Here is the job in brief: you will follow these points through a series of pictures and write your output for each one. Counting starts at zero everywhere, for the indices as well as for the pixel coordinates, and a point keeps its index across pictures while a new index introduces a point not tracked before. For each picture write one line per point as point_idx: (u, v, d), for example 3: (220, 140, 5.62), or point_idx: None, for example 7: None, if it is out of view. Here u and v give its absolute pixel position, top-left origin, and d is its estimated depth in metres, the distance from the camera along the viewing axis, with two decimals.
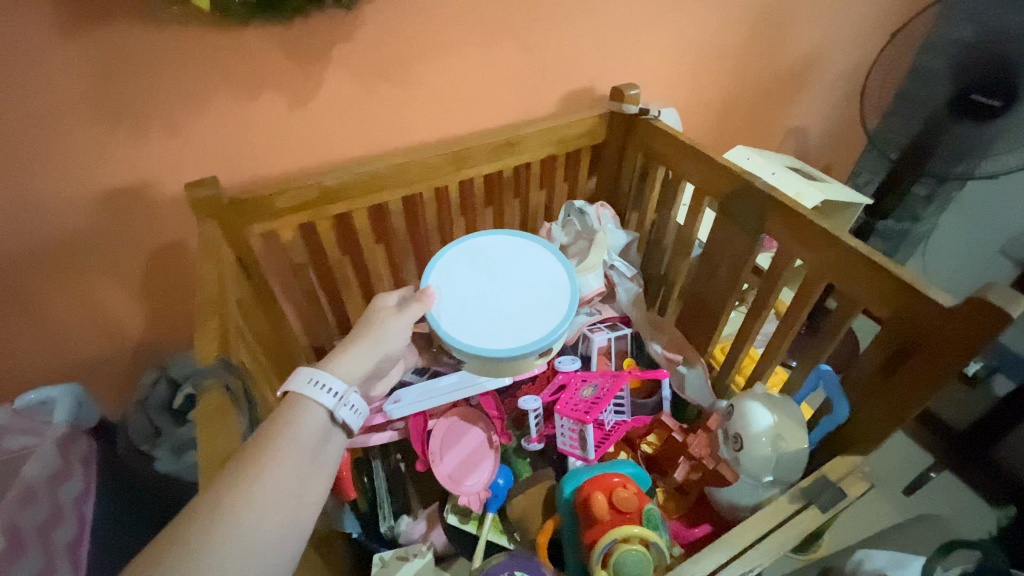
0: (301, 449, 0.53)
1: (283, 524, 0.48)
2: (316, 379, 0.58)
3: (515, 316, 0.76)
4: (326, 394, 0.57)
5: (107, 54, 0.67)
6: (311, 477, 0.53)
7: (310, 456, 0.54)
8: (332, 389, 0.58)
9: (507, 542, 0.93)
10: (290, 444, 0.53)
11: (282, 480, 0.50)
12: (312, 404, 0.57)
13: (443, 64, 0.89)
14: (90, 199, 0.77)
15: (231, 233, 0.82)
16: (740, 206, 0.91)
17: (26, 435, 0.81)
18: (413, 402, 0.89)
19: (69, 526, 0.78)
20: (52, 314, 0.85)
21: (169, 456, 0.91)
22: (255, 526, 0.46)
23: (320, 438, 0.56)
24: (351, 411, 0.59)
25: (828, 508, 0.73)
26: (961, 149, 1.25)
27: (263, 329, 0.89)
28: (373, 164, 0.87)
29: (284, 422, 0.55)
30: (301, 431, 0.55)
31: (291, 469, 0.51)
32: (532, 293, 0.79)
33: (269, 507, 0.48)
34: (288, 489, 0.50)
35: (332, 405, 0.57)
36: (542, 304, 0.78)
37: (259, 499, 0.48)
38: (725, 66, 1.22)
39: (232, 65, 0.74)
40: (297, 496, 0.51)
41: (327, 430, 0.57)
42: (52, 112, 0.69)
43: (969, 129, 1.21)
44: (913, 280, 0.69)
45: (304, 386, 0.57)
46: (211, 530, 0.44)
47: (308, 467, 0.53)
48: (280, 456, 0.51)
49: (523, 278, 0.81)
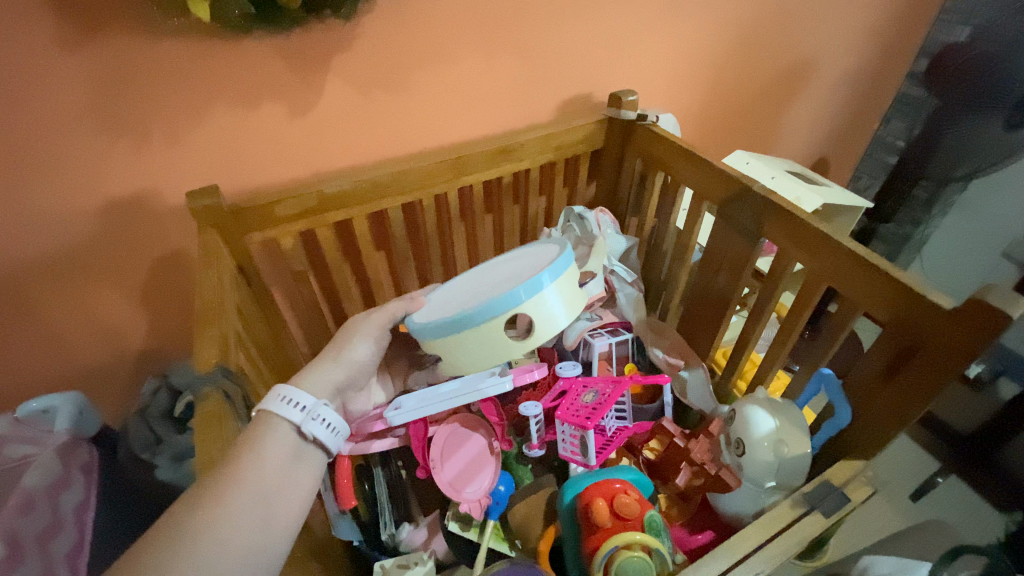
0: (272, 467, 0.54)
1: (254, 541, 0.48)
2: (287, 396, 0.59)
3: (480, 295, 0.77)
4: (293, 408, 0.58)
5: (107, 66, 0.68)
6: (284, 494, 0.53)
7: (282, 474, 0.54)
8: (298, 404, 0.59)
9: (507, 550, 0.94)
10: (256, 461, 0.53)
11: (251, 496, 0.50)
12: (280, 420, 0.57)
13: (441, 73, 0.89)
14: (89, 209, 0.78)
15: (231, 242, 0.82)
16: (739, 211, 0.91)
17: (28, 444, 0.80)
18: (414, 409, 0.86)
19: (68, 536, 0.78)
20: (54, 322, 0.85)
21: (170, 463, 0.90)
22: (224, 542, 0.46)
23: (289, 454, 0.56)
24: (320, 425, 0.59)
25: (830, 513, 0.72)
26: (978, 148, 1.30)
27: (262, 338, 0.90)
28: (372, 171, 0.87)
29: (254, 440, 0.55)
30: (272, 449, 0.55)
31: (261, 485, 0.51)
32: (518, 273, 0.78)
33: (237, 524, 0.48)
34: (258, 506, 0.50)
35: (298, 420, 0.58)
36: (518, 280, 0.76)
37: (228, 515, 0.48)
38: (724, 70, 1.22)
39: (230, 75, 0.75)
40: (267, 513, 0.50)
41: (298, 447, 0.58)
42: (54, 122, 0.70)
43: (975, 123, 1.27)
44: (913, 284, 0.69)
45: (272, 401, 0.58)
46: (178, 545, 0.44)
47: (279, 484, 0.53)
48: (249, 473, 0.52)
49: (511, 266, 0.82)
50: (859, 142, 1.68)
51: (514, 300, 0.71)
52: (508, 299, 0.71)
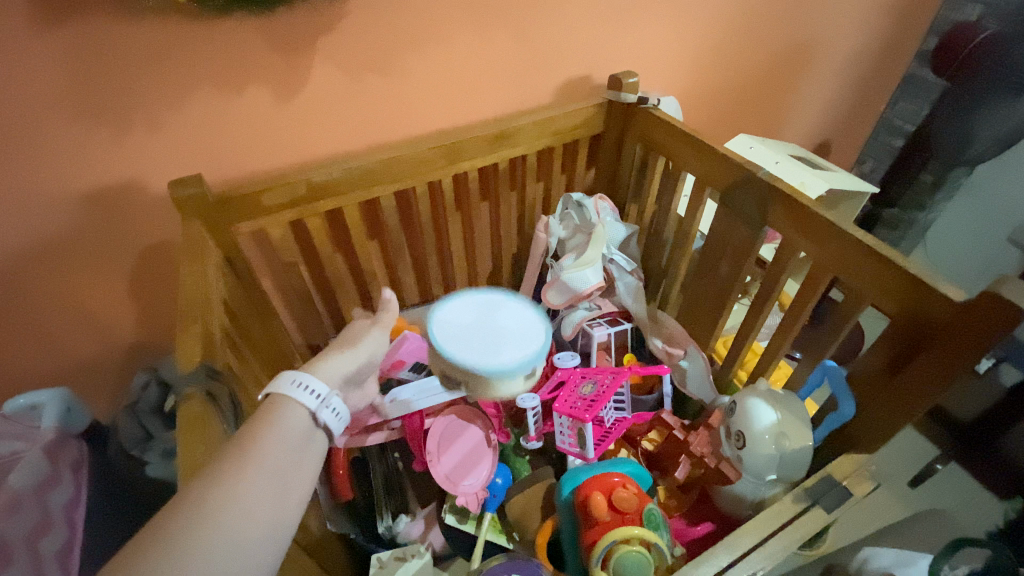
0: (284, 454, 0.48)
1: (264, 536, 0.43)
2: (300, 380, 0.52)
3: (488, 338, 0.68)
4: (309, 395, 0.51)
5: (82, 50, 0.65)
6: (298, 479, 0.48)
7: (295, 460, 0.48)
8: (315, 390, 0.52)
9: (507, 542, 0.94)
10: (269, 448, 0.47)
11: (265, 482, 0.45)
12: (293, 405, 0.51)
13: (434, 54, 0.86)
14: (70, 202, 0.75)
15: (218, 233, 0.80)
16: (742, 197, 0.88)
17: (17, 440, 0.78)
18: (409, 402, 0.86)
19: (58, 534, 0.77)
20: (40, 316, 0.83)
21: (160, 460, 0.86)
22: (236, 531, 0.42)
23: (303, 440, 0.50)
24: (335, 417, 0.53)
25: (833, 508, 0.71)
26: (1005, 131, 1.25)
27: (253, 332, 0.88)
28: (362, 158, 0.84)
29: (265, 422, 0.49)
30: (284, 434, 0.49)
31: (272, 474, 0.46)
32: (524, 330, 0.69)
33: (250, 511, 0.43)
34: (272, 493, 0.45)
35: (314, 407, 0.51)
36: (528, 340, 0.68)
37: (240, 501, 0.43)
38: (727, 49, 1.18)
39: (212, 58, 0.72)
40: (280, 504, 0.45)
41: (313, 431, 0.51)
42: (27, 110, 0.66)
43: (1000, 108, 1.21)
44: (922, 275, 0.66)
45: (283, 385, 0.52)
46: (178, 547, 0.39)
47: (293, 469, 0.48)
48: (264, 458, 0.46)
49: (512, 309, 0.72)
50: (865, 124, 1.64)
51: (520, 371, 0.66)
52: (517, 364, 0.66)
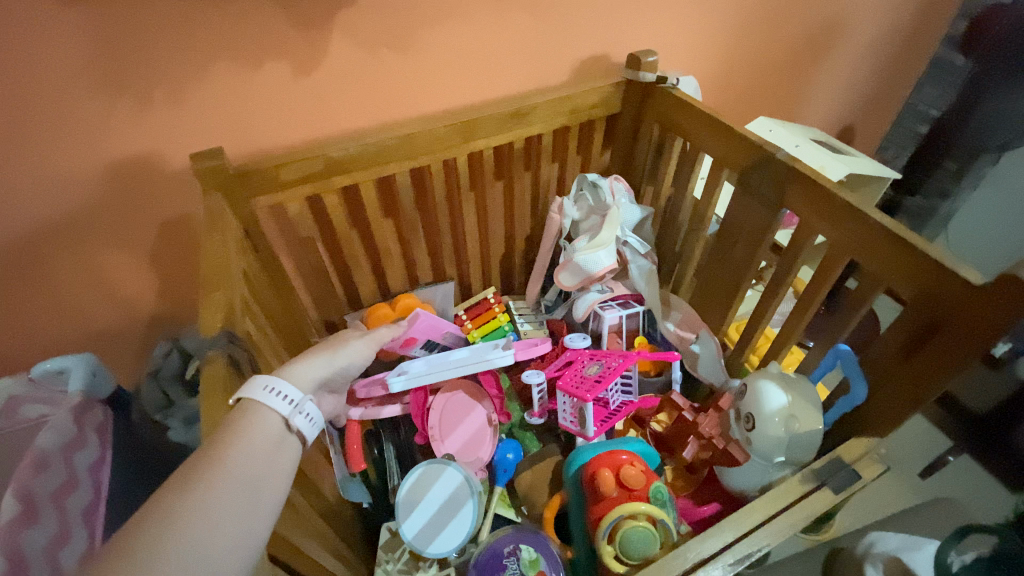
0: (255, 462, 0.49)
1: (237, 544, 0.44)
2: (273, 386, 0.55)
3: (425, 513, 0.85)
4: (282, 401, 0.54)
5: (106, 22, 0.66)
6: (269, 482, 0.49)
7: (266, 462, 0.50)
8: (287, 395, 0.55)
9: (515, 515, 0.95)
10: (241, 453, 0.49)
11: (237, 486, 0.47)
12: (266, 411, 0.53)
13: (452, 30, 0.86)
14: (96, 174, 0.77)
15: (238, 206, 0.81)
16: (759, 178, 0.88)
17: (44, 404, 0.82)
18: (420, 374, 0.90)
19: (84, 492, 0.79)
20: (66, 286, 0.86)
21: (182, 426, 0.88)
22: (211, 532, 0.43)
23: (274, 444, 0.52)
24: (308, 422, 0.56)
25: (840, 490, 0.71)
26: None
27: (271, 305, 0.90)
28: (378, 135, 0.85)
29: (236, 430, 0.51)
30: (255, 442, 0.50)
31: (243, 484, 0.47)
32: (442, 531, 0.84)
33: (222, 513, 0.44)
34: (244, 496, 0.46)
35: (287, 413, 0.54)
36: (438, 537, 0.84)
37: (212, 505, 0.44)
38: (748, 30, 1.16)
39: (232, 32, 0.72)
40: (250, 512, 0.46)
41: (283, 436, 0.53)
42: (54, 82, 0.68)
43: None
44: (942, 257, 0.65)
45: (255, 390, 0.54)
46: (147, 555, 0.39)
47: (264, 472, 0.49)
48: (234, 464, 0.48)
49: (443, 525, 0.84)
50: (889, 109, 1.61)
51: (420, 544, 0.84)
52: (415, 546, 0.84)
